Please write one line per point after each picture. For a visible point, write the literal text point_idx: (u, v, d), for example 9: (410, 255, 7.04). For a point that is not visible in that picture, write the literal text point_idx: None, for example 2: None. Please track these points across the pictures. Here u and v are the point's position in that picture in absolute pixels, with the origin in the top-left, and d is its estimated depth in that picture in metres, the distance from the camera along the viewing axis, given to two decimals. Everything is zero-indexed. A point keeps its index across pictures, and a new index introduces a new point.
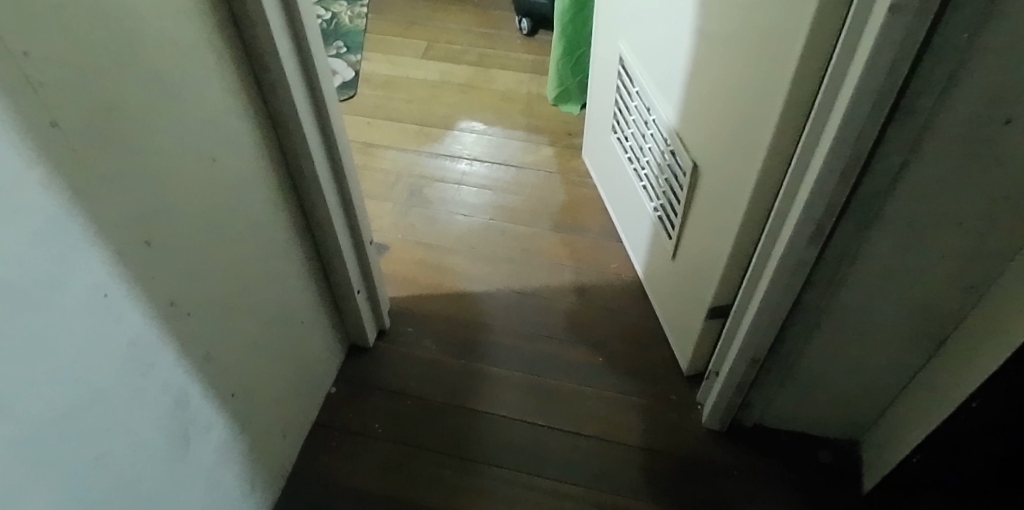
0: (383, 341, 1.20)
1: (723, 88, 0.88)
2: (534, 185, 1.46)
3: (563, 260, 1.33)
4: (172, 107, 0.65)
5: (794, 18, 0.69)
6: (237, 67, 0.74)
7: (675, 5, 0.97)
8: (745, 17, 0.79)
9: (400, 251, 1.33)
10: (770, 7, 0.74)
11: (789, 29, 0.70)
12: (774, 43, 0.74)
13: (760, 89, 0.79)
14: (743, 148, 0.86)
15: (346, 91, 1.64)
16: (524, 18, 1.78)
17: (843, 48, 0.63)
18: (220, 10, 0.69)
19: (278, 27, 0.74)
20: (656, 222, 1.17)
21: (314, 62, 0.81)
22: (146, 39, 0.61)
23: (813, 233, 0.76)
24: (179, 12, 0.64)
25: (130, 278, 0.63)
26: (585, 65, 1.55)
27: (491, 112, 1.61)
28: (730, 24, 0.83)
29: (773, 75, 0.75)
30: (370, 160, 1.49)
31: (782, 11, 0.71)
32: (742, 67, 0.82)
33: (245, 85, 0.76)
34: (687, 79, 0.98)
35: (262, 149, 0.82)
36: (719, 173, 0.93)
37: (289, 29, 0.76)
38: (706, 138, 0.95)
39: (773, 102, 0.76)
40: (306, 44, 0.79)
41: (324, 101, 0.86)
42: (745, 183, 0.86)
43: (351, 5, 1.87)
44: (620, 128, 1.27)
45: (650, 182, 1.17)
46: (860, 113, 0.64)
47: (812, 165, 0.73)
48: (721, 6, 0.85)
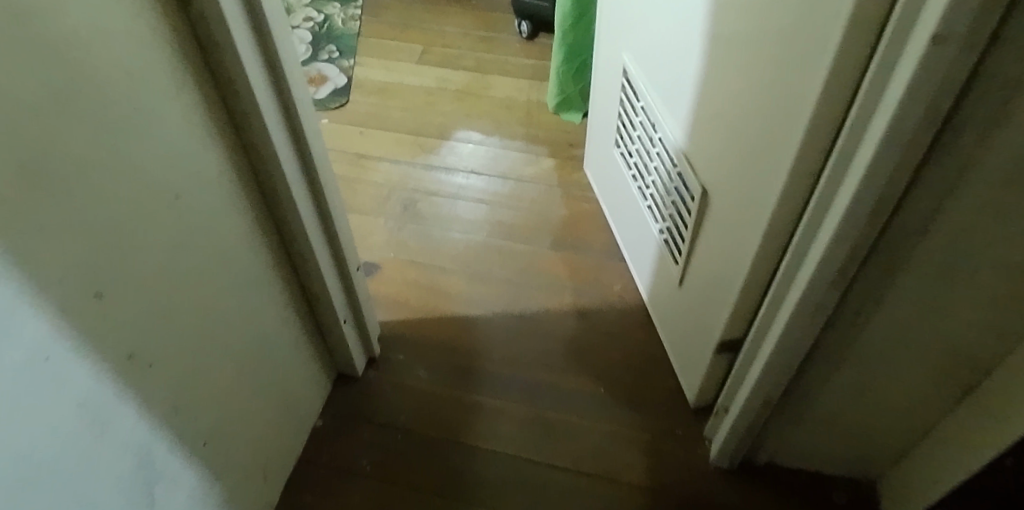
0: (374, 369, 1.13)
1: (736, 112, 0.81)
2: (534, 199, 1.39)
3: (564, 281, 1.26)
4: (128, 144, 0.59)
5: (817, 43, 0.62)
6: (204, 95, 0.68)
7: (684, 19, 0.90)
8: (762, 36, 0.73)
9: (393, 272, 1.27)
10: (790, 28, 0.67)
11: (810, 53, 0.64)
12: (794, 67, 0.67)
13: (777, 115, 0.72)
14: (758, 178, 0.79)
15: (338, 98, 1.56)
16: (525, 21, 1.71)
17: (871, 82, 0.57)
18: (182, 33, 0.63)
19: (247, 49, 0.67)
20: (662, 245, 1.11)
21: (288, 84, 0.75)
22: (93, 69, 0.54)
23: (835, 276, 0.70)
24: (133, 40, 0.57)
25: (77, 334, 0.56)
26: (587, 72, 1.48)
27: (489, 120, 1.54)
28: (744, 42, 0.77)
29: (793, 103, 0.68)
30: (362, 173, 1.42)
31: (803, 32, 0.64)
32: (757, 90, 0.76)
33: (213, 113, 0.70)
34: (697, 98, 0.91)
35: (235, 179, 0.76)
36: (732, 202, 0.87)
37: (259, 51, 0.70)
38: (717, 163, 0.89)
39: (791, 131, 0.70)
40: (280, 66, 0.72)
41: (302, 126, 0.79)
42: (760, 215, 0.80)
43: (344, 7, 1.79)
44: (623, 142, 1.20)
45: (655, 202, 1.11)
46: (893, 153, 0.57)
47: (837, 204, 0.66)
48: (735, 22, 0.78)
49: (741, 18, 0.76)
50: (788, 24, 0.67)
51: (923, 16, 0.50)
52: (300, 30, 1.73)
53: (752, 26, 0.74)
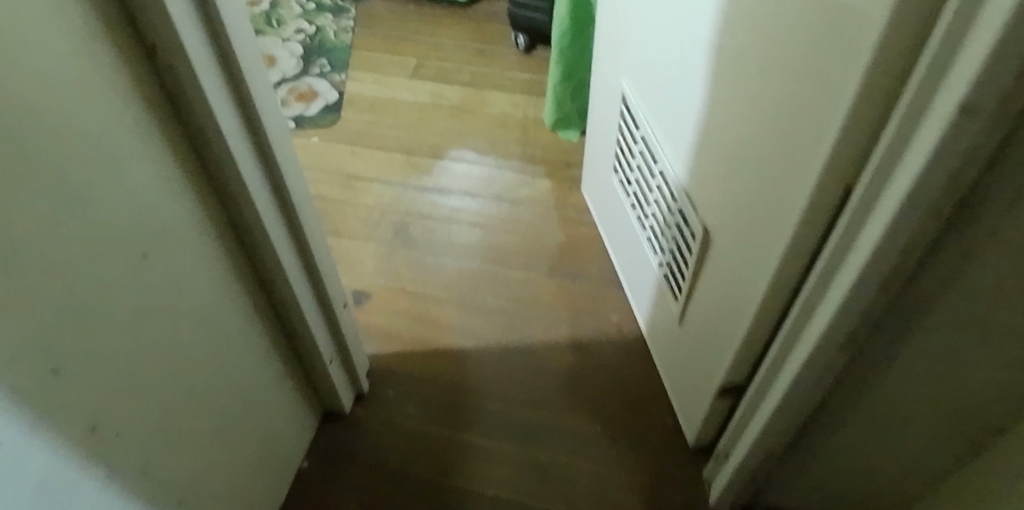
0: (362, 406, 1.10)
1: (740, 154, 0.77)
2: (530, 223, 1.35)
3: (560, 311, 1.22)
4: (89, 206, 0.55)
5: (826, 96, 0.58)
6: (175, 146, 0.64)
7: (686, 52, 0.86)
8: (765, 81, 0.68)
9: (384, 302, 1.23)
10: (795, 76, 0.62)
11: (819, 107, 0.59)
12: (802, 119, 0.63)
13: (784, 165, 0.68)
14: (764, 226, 0.75)
15: (329, 116, 1.52)
16: (522, 34, 1.66)
17: (887, 144, 0.52)
18: (149, 84, 0.59)
19: (218, 97, 0.63)
20: (661, 279, 1.07)
21: (265, 129, 0.70)
22: (53, 133, 0.50)
23: (845, 339, 0.66)
24: (94, 97, 0.53)
25: (32, 415, 0.52)
26: (585, 90, 1.44)
27: (485, 138, 1.49)
28: (748, 84, 0.72)
29: (801, 155, 0.64)
30: (352, 196, 1.38)
31: (810, 83, 0.60)
32: (762, 135, 0.71)
33: (185, 165, 0.65)
34: (699, 135, 0.87)
35: (210, 229, 0.71)
36: (735, 247, 0.83)
37: (233, 97, 0.65)
38: (720, 205, 0.84)
39: (799, 184, 0.65)
40: (254, 111, 0.68)
41: (281, 170, 0.75)
42: (766, 265, 0.76)
43: (336, 18, 1.75)
44: (622, 169, 1.15)
45: (654, 234, 1.07)
46: (911, 221, 0.53)
47: (847, 266, 0.62)
48: (737, 61, 0.73)
49: (742, 58, 0.72)
50: (793, 72, 0.62)
51: (949, 82, 0.45)
52: (291, 43, 1.69)
53: (755, 68, 0.70)
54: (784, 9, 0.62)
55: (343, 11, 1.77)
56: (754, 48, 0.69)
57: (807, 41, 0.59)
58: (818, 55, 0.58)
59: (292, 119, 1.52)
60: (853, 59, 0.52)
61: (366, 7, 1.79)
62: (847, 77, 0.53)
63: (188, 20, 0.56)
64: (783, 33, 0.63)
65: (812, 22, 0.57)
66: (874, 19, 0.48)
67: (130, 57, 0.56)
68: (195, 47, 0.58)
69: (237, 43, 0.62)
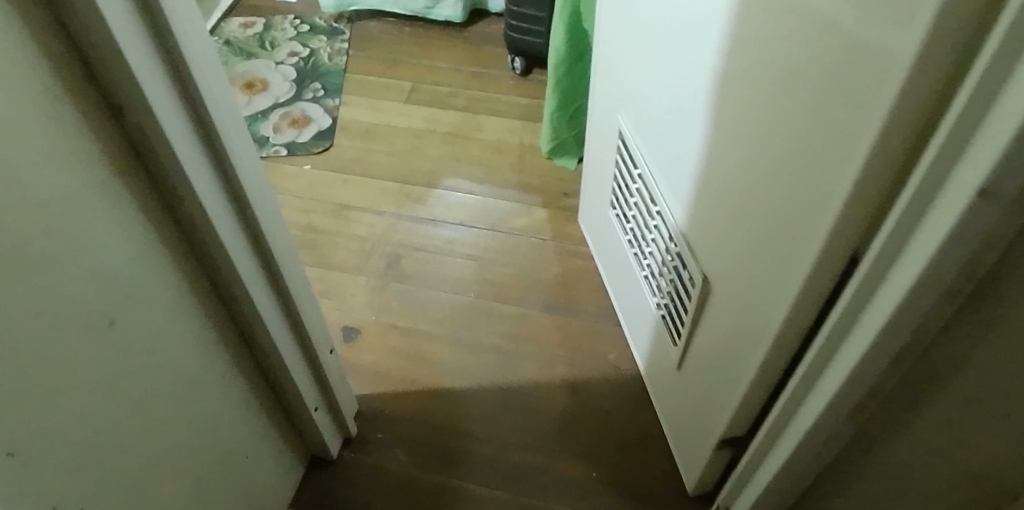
0: (350, 450, 1.06)
1: (736, 206, 0.73)
2: (525, 254, 1.31)
3: (555, 349, 1.19)
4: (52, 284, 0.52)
5: (828, 171, 0.53)
6: (148, 208, 0.60)
7: (681, 95, 0.83)
8: (758, 135, 0.64)
9: (374, 339, 1.19)
10: (788, 136, 0.58)
11: (813, 171, 0.55)
12: (802, 189, 0.58)
13: (778, 227, 0.64)
14: (759, 283, 0.71)
15: (322, 142, 1.49)
16: (518, 57, 1.63)
17: (889, 228, 0.48)
18: (119, 148, 0.55)
19: (191, 156, 0.59)
20: (660, 321, 1.04)
21: (242, 184, 0.67)
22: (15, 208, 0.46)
23: (852, 410, 0.62)
24: (58, 168, 0.50)
25: None
26: (583, 117, 1.40)
27: (480, 166, 1.46)
28: (742, 138, 0.68)
29: (801, 224, 0.59)
30: (344, 226, 1.35)
31: (804, 144, 0.56)
32: (756, 192, 0.68)
33: (158, 226, 0.62)
34: (696, 180, 0.83)
35: (186, 287, 0.68)
36: (733, 300, 0.79)
37: (209, 155, 0.62)
38: (718, 254, 0.81)
39: (794, 249, 0.61)
40: (231, 168, 0.65)
41: (259, 222, 0.71)
42: (762, 324, 0.72)
43: (331, 41, 1.72)
44: (620, 205, 1.13)
45: (653, 275, 1.04)
46: (925, 302, 0.49)
47: (851, 345, 0.57)
48: (730, 111, 0.70)
49: (736, 108, 0.68)
50: (785, 131, 0.59)
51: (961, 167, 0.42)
52: (284, 66, 1.66)
53: (750, 120, 0.66)
54: (777, 64, 0.58)
55: (337, 33, 1.74)
56: (747, 100, 0.65)
57: (800, 101, 0.55)
58: (812, 117, 0.54)
59: (284, 145, 1.49)
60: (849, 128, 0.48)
61: (362, 28, 1.76)
62: (843, 146, 0.49)
63: (156, 81, 0.53)
64: (776, 89, 0.59)
65: (806, 82, 0.54)
66: (875, 90, 0.44)
67: (99, 122, 0.53)
68: (167, 110, 0.55)
69: (211, 100, 0.59)
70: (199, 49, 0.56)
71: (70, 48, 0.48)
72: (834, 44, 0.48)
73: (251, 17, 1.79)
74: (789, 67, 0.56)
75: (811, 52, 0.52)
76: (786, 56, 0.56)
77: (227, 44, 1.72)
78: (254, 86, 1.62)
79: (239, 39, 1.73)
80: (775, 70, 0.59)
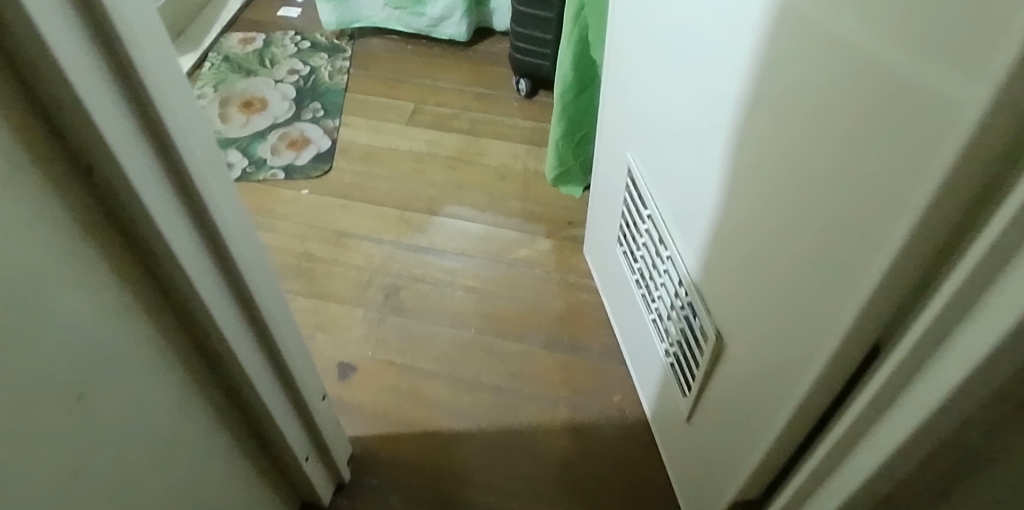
0: (343, 496, 1.02)
1: (753, 258, 0.68)
2: (528, 287, 1.27)
3: (558, 390, 1.14)
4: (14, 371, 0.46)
5: (859, 238, 0.48)
6: (122, 269, 0.55)
7: (695, 136, 0.77)
8: (781, 186, 0.59)
9: (370, 376, 1.15)
10: (816, 192, 0.53)
11: (845, 234, 0.50)
12: (825, 252, 0.53)
13: (802, 292, 0.59)
14: (779, 347, 0.66)
15: (321, 165, 1.45)
16: (523, 79, 1.59)
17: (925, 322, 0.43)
18: (91, 209, 0.50)
19: (168, 212, 0.54)
20: (667, 369, 0.99)
21: (224, 237, 0.61)
22: None
23: (879, 499, 0.57)
24: (20, 242, 0.44)
25: None
26: (590, 145, 1.34)
27: (482, 192, 1.41)
28: (760, 190, 0.63)
29: (823, 293, 0.55)
30: (341, 254, 1.31)
31: (836, 204, 0.51)
32: (775, 250, 0.63)
33: (133, 287, 0.56)
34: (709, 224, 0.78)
35: (166, 347, 0.63)
36: (749, 358, 0.74)
37: (190, 210, 0.57)
38: (732, 305, 0.76)
39: (821, 320, 0.56)
40: (212, 222, 0.59)
41: (246, 275, 0.67)
42: (780, 391, 0.67)
43: (332, 58, 1.68)
44: (627, 243, 1.07)
45: (660, 319, 1.00)
46: (968, 406, 0.44)
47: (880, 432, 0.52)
48: (749, 155, 0.64)
49: (756, 159, 0.63)
50: (814, 186, 0.53)
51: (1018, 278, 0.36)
52: (284, 84, 1.62)
53: (769, 169, 0.61)
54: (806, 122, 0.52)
55: (339, 50, 1.70)
56: (768, 148, 0.60)
57: (835, 155, 0.50)
58: (846, 176, 0.49)
59: (282, 168, 1.45)
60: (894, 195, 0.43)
61: (364, 46, 1.72)
62: (886, 215, 0.44)
63: (127, 135, 0.47)
64: (805, 139, 0.54)
65: (842, 137, 0.48)
66: (929, 159, 0.39)
67: (68, 184, 0.47)
68: (139, 167, 0.49)
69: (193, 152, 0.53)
70: (178, 95, 0.50)
71: (33, 109, 0.42)
72: (880, 96, 0.43)
73: (251, 32, 1.75)
74: (820, 119, 0.51)
75: (849, 116, 0.47)
76: (818, 114, 0.51)
77: (226, 60, 1.68)
78: (253, 104, 1.58)
79: (238, 55, 1.69)
80: (805, 129, 0.53)
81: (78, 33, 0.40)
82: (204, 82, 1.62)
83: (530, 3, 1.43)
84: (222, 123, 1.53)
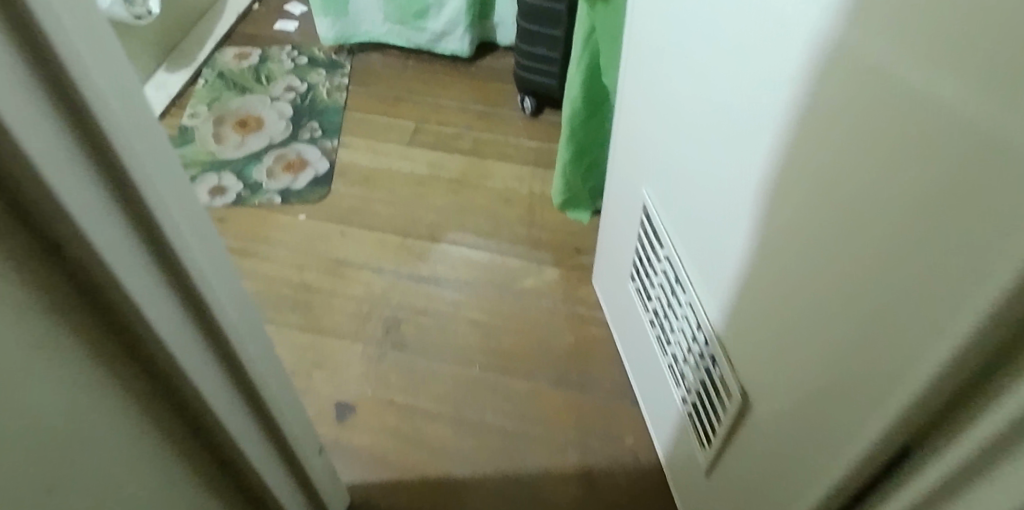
0: None
1: (771, 296, 0.63)
2: (535, 320, 1.21)
3: (567, 432, 1.09)
4: None
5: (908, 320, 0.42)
6: (109, 371, 0.46)
7: (715, 174, 0.72)
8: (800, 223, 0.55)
9: (370, 418, 1.09)
10: (841, 235, 0.49)
11: (877, 294, 0.45)
12: (867, 327, 0.47)
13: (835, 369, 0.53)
14: (803, 409, 0.60)
15: (319, 189, 1.40)
16: (528, 97, 1.53)
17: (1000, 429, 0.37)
18: (75, 314, 0.41)
19: (157, 301, 0.45)
20: (685, 417, 0.94)
21: (217, 314, 0.52)
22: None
23: None
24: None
25: None
26: (598, 170, 1.29)
27: (487, 217, 1.36)
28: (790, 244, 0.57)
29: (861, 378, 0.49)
30: (340, 284, 1.25)
31: (878, 271, 0.45)
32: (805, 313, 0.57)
33: (121, 388, 0.48)
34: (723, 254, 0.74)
35: (155, 444, 0.55)
36: (768, 407, 0.68)
37: (184, 298, 0.48)
38: (751, 345, 0.71)
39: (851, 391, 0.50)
40: (212, 309, 0.51)
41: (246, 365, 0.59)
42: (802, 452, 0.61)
43: (330, 75, 1.63)
44: (640, 282, 1.02)
45: (678, 366, 0.94)
46: None
47: None
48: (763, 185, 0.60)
49: (785, 208, 0.57)
50: (838, 228, 0.49)
51: None
52: (281, 102, 1.57)
53: (797, 220, 0.55)
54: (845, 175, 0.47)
55: (337, 66, 1.65)
56: (798, 194, 0.54)
57: (876, 212, 0.44)
58: (881, 227, 0.43)
59: (279, 192, 1.39)
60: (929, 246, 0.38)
61: (363, 61, 1.66)
62: (930, 275, 0.39)
63: (99, 207, 0.37)
64: (825, 174, 0.49)
65: (868, 175, 0.44)
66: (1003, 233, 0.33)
67: (37, 280, 0.37)
68: (129, 266, 0.41)
69: (180, 218, 0.44)
70: (174, 183, 0.42)
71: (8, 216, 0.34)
72: (912, 132, 0.39)
73: (246, 47, 1.69)
74: (844, 154, 0.47)
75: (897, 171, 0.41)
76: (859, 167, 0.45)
77: (220, 77, 1.62)
78: (248, 124, 1.52)
79: (233, 71, 1.63)
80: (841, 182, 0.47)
81: (53, 124, 0.32)
82: (198, 100, 1.57)
83: (534, 21, 1.38)
84: (216, 145, 1.48)
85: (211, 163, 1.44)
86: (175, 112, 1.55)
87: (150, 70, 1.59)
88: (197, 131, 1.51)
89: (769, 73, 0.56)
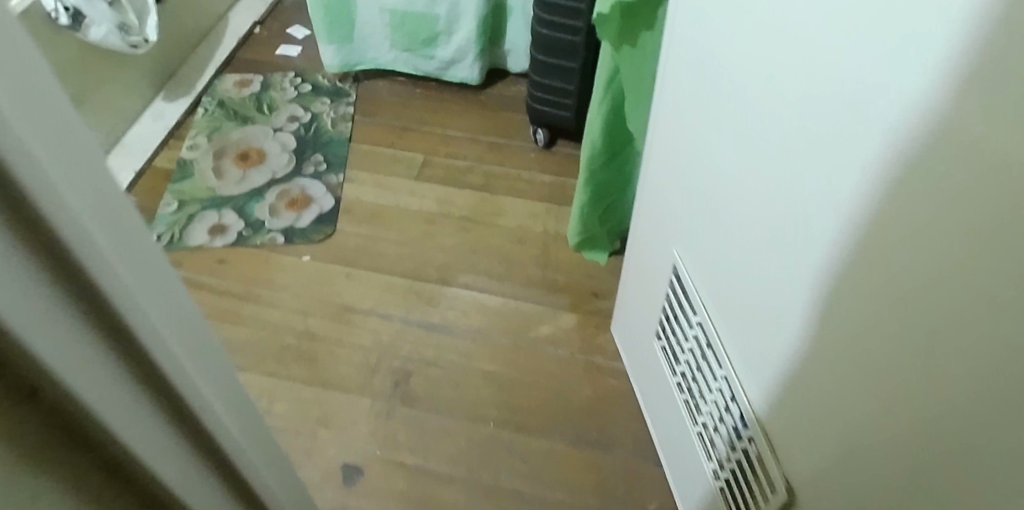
0: None
1: (838, 383, 0.57)
2: (551, 371, 1.14)
3: (588, 497, 1.02)
4: None
5: None
6: None
7: (760, 244, 0.65)
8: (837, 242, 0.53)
9: (378, 483, 1.03)
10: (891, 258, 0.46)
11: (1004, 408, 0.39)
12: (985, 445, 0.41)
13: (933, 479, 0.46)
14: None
15: (324, 228, 1.34)
16: (541, 128, 1.47)
17: None
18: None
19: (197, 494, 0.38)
20: (717, 493, 0.87)
21: (249, 471, 0.42)
22: None
23: None
24: None
25: None
26: (617, 211, 1.22)
27: (499, 259, 1.29)
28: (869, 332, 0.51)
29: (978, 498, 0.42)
30: (346, 333, 1.19)
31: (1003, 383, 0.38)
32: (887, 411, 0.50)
33: None
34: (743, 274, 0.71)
35: None
36: (804, 441, 0.64)
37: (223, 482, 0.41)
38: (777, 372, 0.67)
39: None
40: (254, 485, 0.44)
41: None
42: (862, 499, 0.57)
43: (334, 104, 1.57)
44: (667, 341, 0.95)
45: (709, 437, 0.88)
46: None
47: None
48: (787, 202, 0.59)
49: (863, 293, 0.50)
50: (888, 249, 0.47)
51: None
52: (284, 134, 1.51)
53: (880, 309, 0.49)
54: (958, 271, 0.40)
55: (341, 94, 1.59)
56: (880, 280, 0.48)
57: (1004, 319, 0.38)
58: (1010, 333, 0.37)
59: (281, 231, 1.33)
60: (1019, 271, 0.36)
61: (369, 89, 1.61)
62: None
63: (105, 391, 0.28)
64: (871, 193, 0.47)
65: (920, 193, 0.42)
66: None
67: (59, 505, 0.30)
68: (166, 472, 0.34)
69: (165, 317, 0.30)
70: (210, 366, 0.35)
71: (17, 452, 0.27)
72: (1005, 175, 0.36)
73: (247, 74, 1.64)
74: (937, 221, 0.41)
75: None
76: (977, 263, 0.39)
77: (221, 105, 1.57)
78: (249, 157, 1.46)
79: (234, 100, 1.58)
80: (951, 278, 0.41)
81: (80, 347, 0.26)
82: (197, 130, 1.51)
83: (549, 53, 1.32)
84: (216, 179, 1.42)
85: (211, 200, 1.38)
86: (173, 144, 1.49)
87: (148, 99, 1.54)
88: (196, 165, 1.45)
89: (787, 88, 0.55)
